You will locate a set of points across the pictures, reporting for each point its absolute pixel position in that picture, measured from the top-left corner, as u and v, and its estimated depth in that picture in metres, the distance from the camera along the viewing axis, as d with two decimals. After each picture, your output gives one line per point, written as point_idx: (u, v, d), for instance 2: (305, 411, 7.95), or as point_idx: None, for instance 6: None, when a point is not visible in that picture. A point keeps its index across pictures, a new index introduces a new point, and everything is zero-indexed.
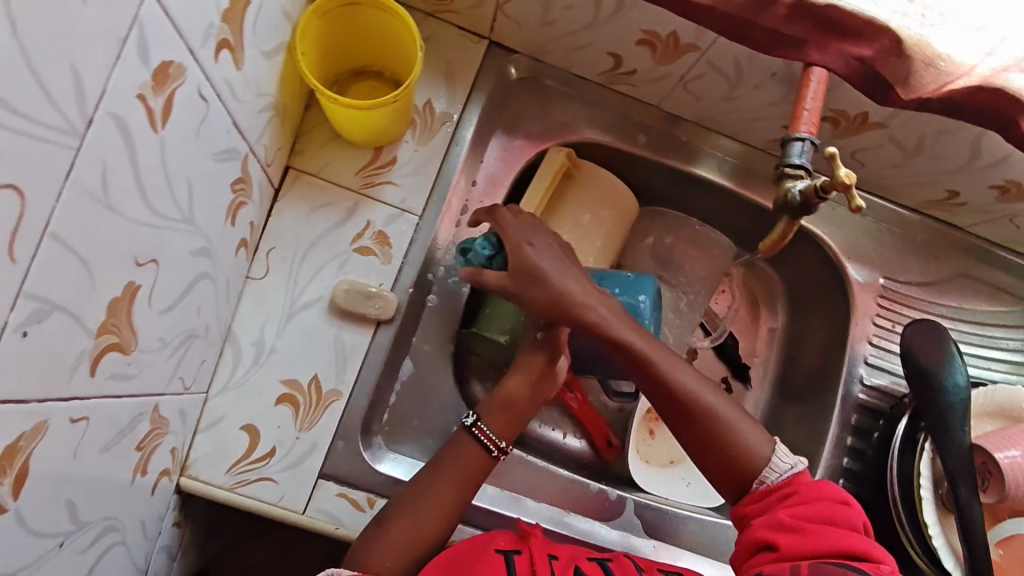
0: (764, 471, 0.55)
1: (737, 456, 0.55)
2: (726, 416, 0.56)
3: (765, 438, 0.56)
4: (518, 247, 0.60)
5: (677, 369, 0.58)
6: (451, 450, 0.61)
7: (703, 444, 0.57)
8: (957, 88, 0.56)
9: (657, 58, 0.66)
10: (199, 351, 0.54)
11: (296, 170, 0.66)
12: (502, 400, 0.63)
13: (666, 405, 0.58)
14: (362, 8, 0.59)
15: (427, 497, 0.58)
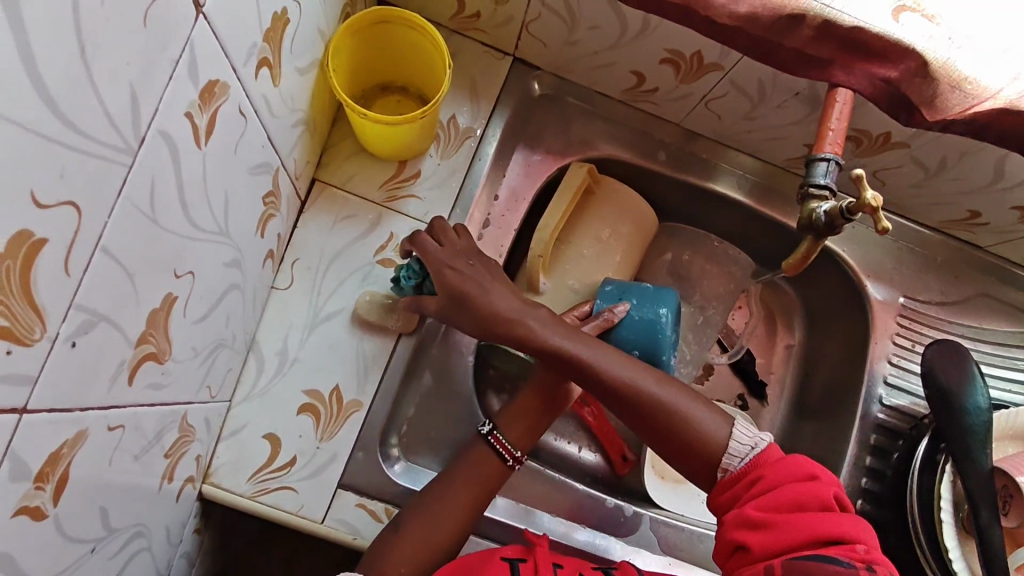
0: (724, 457, 0.54)
1: (696, 444, 0.55)
2: (677, 405, 0.56)
3: (719, 418, 0.56)
4: (437, 271, 0.60)
5: (619, 369, 0.57)
6: (467, 459, 0.61)
7: (662, 438, 0.56)
8: (982, 111, 0.56)
9: (680, 77, 0.67)
10: (226, 360, 0.55)
11: (322, 183, 0.67)
12: (519, 411, 0.64)
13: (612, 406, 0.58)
14: (393, 26, 0.60)
15: (440, 505, 0.58)
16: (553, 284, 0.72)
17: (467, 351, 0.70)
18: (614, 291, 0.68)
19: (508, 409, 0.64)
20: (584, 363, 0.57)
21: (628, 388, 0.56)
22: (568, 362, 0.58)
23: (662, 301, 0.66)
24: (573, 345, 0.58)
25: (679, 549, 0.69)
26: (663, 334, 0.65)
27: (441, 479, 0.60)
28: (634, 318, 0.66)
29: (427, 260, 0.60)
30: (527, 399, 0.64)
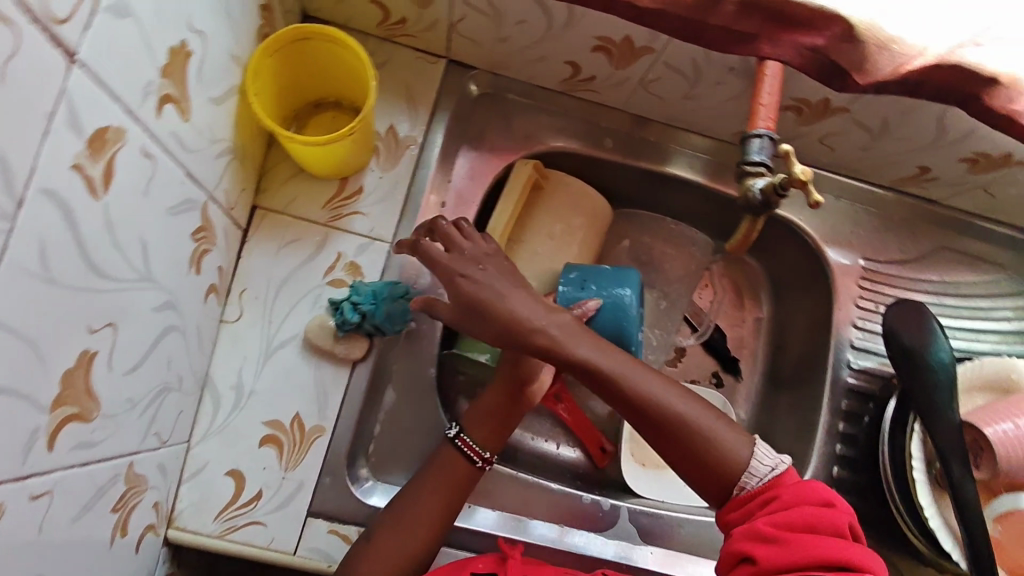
0: (743, 478, 0.51)
1: (711, 461, 0.51)
2: (696, 419, 0.52)
3: (739, 436, 0.52)
4: (449, 280, 0.55)
5: (638, 377, 0.52)
6: (435, 464, 0.60)
7: (675, 450, 0.52)
8: (913, 69, 0.55)
9: (614, 63, 0.66)
10: (175, 404, 0.55)
11: (263, 209, 0.66)
12: (485, 410, 0.63)
13: (632, 418, 0.53)
14: (313, 42, 0.58)
15: (410, 512, 0.57)
16: None
17: (427, 363, 0.69)
18: (578, 278, 0.67)
19: (473, 410, 0.64)
20: (602, 368, 0.52)
21: (648, 402, 0.51)
22: (582, 367, 0.52)
23: (626, 285, 0.66)
24: (592, 351, 0.52)
25: (658, 537, 0.71)
26: (630, 317, 0.66)
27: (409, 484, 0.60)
28: (603, 306, 0.65)
29: (433, 270, 0.56)
30: (491, 398, 0.64)
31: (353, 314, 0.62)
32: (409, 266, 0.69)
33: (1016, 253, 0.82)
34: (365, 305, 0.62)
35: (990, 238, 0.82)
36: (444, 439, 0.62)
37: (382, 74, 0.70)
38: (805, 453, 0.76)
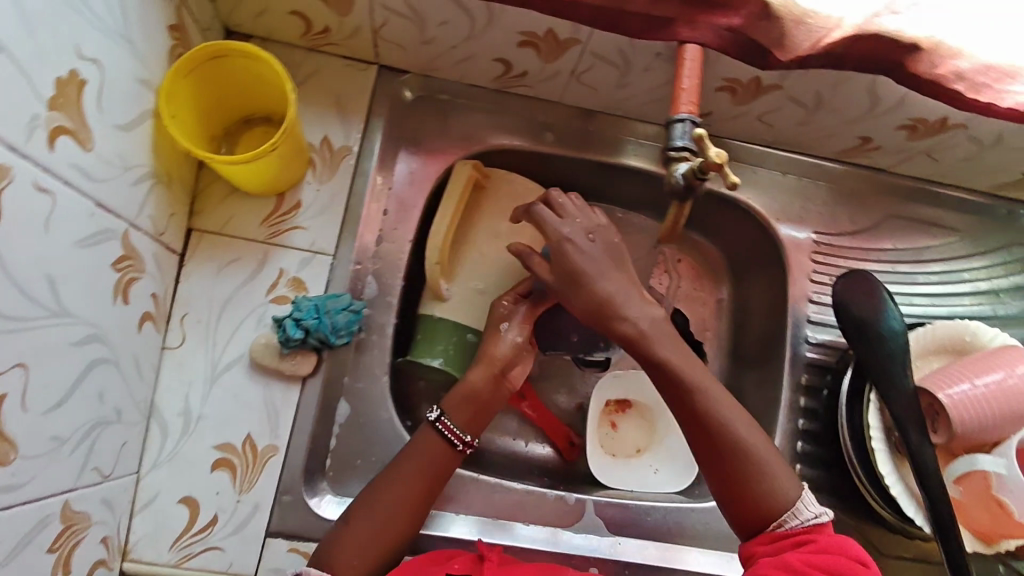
0: (785, 515, 0.54)
1: (756, 495, 0.55)
2: (754, 457, 0.56)
3: (789, 481, 0.56)
4: (557, 244, 0.61)
5: (714, 396, 0.57)
6: (416, 446, 0.61)
7: (723, 473, 0.56)
8: (832, 42, 0.55)
9: (543, 58, 0.65)
10: (117, 435, 0.55)
11: (199, 231, 0.65)
12: (467, 392, 0.64)
13: (689, 426, 0.58)
14: (229, 60, 0.57)
15: (389, 496, 0.58)
16: (457, 289, 0.71)
17: (380, 372, 0.69)
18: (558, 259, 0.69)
19: (454, 394, 0.64)
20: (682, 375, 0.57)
21: (711, 417, 0.57)
22: (662, 369, 0.58)
23: None
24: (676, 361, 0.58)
25: (626, 527, 0.71)
26: None
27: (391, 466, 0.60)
28: None
29: (544, 230, 0.62)
30: (475, 381, 0.64)
31: (295, 331, 0.62)
32: (355, 276, 0.69)
33: (965, 214, 0.83)
34: (308, 321, 0.62)
35: (938, 201, 0.82)
36: (425, 422, 0.62)
37: (312, 86, 0.69)
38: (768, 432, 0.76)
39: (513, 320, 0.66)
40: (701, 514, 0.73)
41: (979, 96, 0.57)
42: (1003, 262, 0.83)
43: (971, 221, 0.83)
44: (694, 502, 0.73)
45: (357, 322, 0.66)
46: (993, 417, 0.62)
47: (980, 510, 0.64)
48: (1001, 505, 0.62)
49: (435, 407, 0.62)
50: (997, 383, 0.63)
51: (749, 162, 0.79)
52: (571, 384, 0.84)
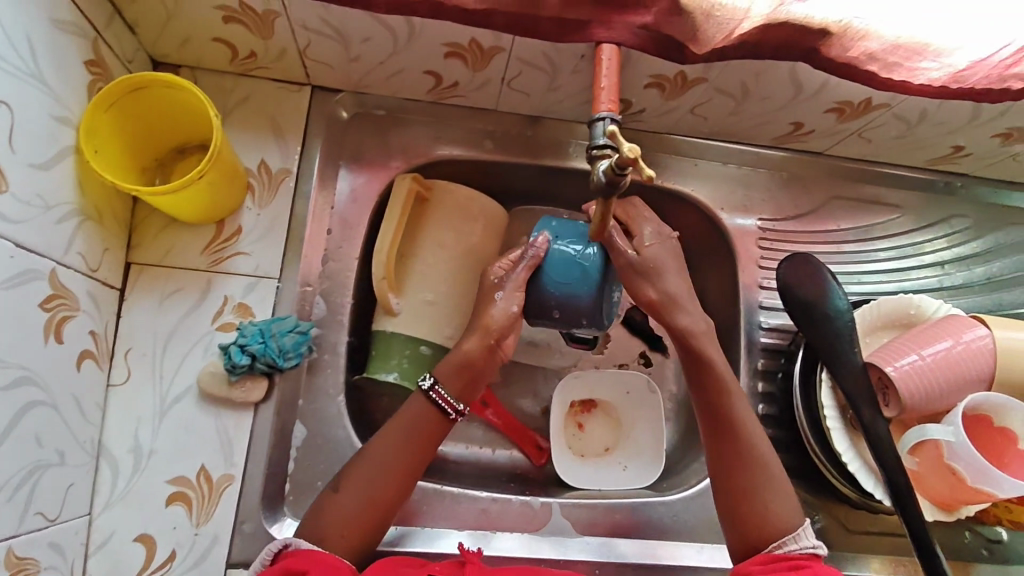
0: (785, 538, 0.57)
1: (761, 513, 0.58)
2: (768, 482, 0.60)
3: (793, 510, 0.59)
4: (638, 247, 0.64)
5: (746, 415, 0.62)
6: (410, 414, 0.61)
7: (733, 489, 0.60)
8: (741, 34, 0.57)
9: (471, 67, 0.66)
10: (62, 478, 0.55)
11: (139, 265, 0.64)
12: (457, 360, 0.63)
13: (712, 422, 0.62)
14: (150, 92, 0.57)
15: (382, 466, 0.59)
16: (408, 303, 0.71)
17: (335, 392, 0.68)
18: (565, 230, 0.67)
19: (446, 363, 0.63)
20: (718, 390, 0.63)
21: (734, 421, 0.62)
22: (696, 363, 0.63)
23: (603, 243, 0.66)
24: (715, 378, 0.63)
25: (594, 527, 0.71)
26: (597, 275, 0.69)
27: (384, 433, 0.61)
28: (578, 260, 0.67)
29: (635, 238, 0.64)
30: (469, 348, 0.63)
31: (241, 356, 0.61)
32: (302, 298, 0.68)
33: (906, 191, 0.84)
34: (253, 346, 0.62)
35: (879, 180, 0.84)
36: (417, 390, 0.62)
37: (246, 111, 0.69)
38: None
39: (505, 287, 0.64)
40: (668, 506, 0.73)
41: (892, 74, 0.60)
42: (945, 235, 0.85)
43: (912, 197, 0.85)
44: (660, 496, 0.74)
45: (306, 344, 0.66)
46: (940, 386, 0.63)
47: (936, 478, 0.64)
48: (954, 472, 0.62)
49: (429, 376, 0.62)
50: (942, 353, 0.64)
51: (690, 155, 0.80)
52: (535, 389, 0.84)
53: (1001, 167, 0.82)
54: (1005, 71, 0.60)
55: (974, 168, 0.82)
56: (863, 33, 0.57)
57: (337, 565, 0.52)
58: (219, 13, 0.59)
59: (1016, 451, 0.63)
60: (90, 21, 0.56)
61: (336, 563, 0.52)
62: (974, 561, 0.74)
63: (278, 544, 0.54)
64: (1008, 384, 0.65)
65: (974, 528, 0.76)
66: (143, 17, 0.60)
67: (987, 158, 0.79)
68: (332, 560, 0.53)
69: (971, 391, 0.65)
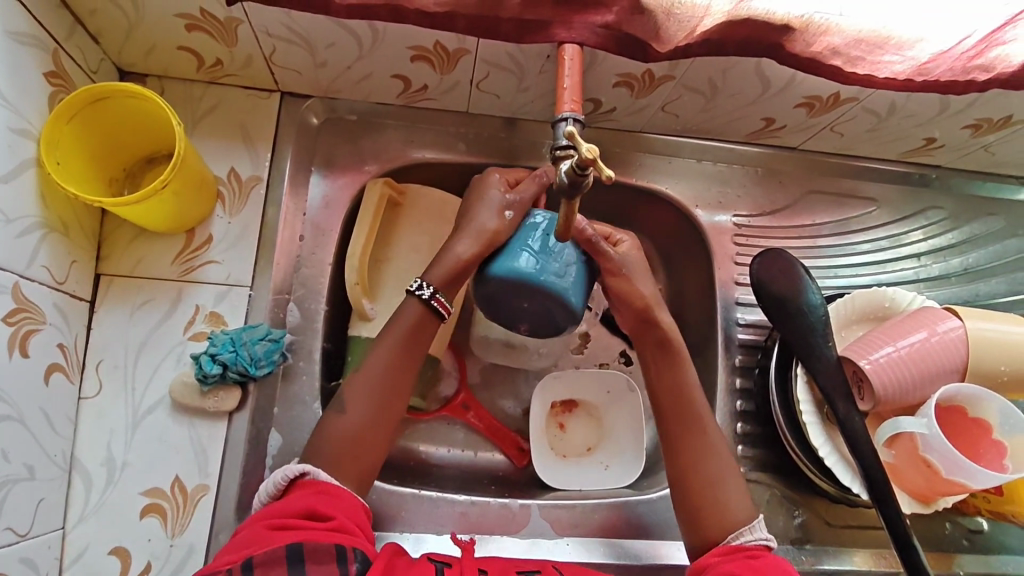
0: (742, 529, 0.57)
1: (719, 506, 0.59)
2: (724, 475, 0.60)
3: (745, 504, 0.59)
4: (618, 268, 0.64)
5: (702, 408, 0.63)
6: (409, 324, 0.62)
7: (691, 483, 0.60)
8: (704, 29, 0.58)
9: (438, 69, 0.66)
10: (32, 492, 0.54)
11: (108, 276, 0.64)
12: (453, 266, 0.61)
13: (665, 406, 0.64)
14: (115, 101, 0.57)
15: (382, 382, 0.60)
16: (382, 307, 0.71)
17: (311, 400, 0.68)
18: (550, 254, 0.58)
19: (438, 266, 0.62)
20: (672, 385, 0.64)
21: (686, 408, 0.63)
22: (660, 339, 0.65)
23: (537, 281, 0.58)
24: (668, 375, 0.65)
25: (575, 528, 0.71)
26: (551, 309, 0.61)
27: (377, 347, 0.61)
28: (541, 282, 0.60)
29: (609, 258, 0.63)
30: (465, 253, 0.61)
31: (212, 366, 0.61)
32: (275, 305, 0.68)
33: (882, 183, 0.84)
34: (223, 355, 0.62)
35: (854, 174, 0.84)
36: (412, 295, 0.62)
37: (214, 118, 0.69)
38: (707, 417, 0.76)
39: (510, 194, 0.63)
40: (648, 506, 0.73)
41: (856, 68, 0.61)
42: (922, 227, 0.85)
43: (888, 189, 0.85)
44: (640, 496, 0.73)
45: (278, 351, 0.66)
46: (913, 378, 0.63)
47: (912, 470, 0.64)
48: (929, 464, 0.62)
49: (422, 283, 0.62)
50: (916, 344, 0.64)
51: (664, 153, 0.79)
52: (516, 390, 0.84)
53: (974, 158, 0.82)
54: (968, 62, 0.60)
55: (949, 159, 0.82)
56: (824, 28, 0.57)
57: (352, 501, 0.53)
58: (181, 21, 0.59)
59: (991, 443, 0.63)
60: (50, 33, 0.56)
61: (352, 502, 0.53)
62: (955, 552, 0.75)
63: (294, 471, 0.53)
64: (984, 375, 0.65)
65: (954, 519, 0.76)
66: (105, 27, 0.60)
67: (961, 149, 0.79)
68: (346, 494, 0.53)
69: (945, 381, 0.65)
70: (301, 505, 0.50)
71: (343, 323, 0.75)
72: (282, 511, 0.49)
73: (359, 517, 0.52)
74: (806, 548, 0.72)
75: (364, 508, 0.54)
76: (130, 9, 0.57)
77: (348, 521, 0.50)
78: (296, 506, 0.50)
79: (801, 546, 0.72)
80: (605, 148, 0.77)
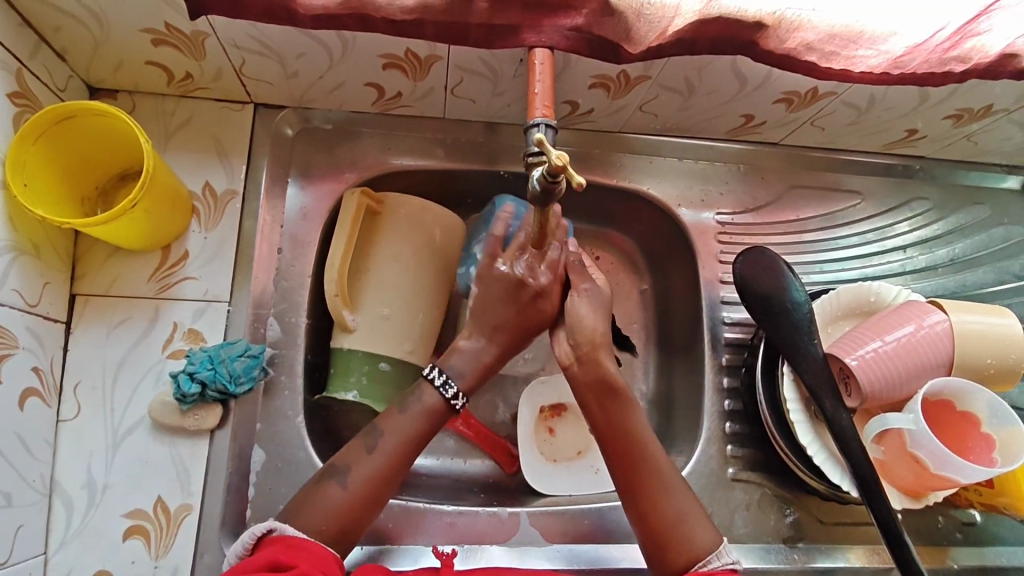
0: (709, 557, 0.56)
1: (684, 542, 0.57)
2: (687, 510, 0.58)
3: (709, 530, 0.58)
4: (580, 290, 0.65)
5: (647, 439, 0.62)
6: (424, 410, 0.62)
7: (653, 526, 0.58)
8: (675, 29, 0.57)
9: (411, 76, 0.65)
10: (9, 519, 0.54)
11: (84, 296, 0.63)
12: (478, 371, 0.65)
13: (612, 446, 0.62)
14: (80, 117, 0.57)
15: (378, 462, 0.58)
16: (363, 318, 0.70)
17: (294, 413, 0.67)
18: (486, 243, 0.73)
19: (462, 364, 0.64)
20: (620, 434, 0.62)
21: (634, 443, 0.61)
22: (609, 389, 0.63)
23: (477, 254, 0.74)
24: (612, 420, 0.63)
25: (565, 535, 0.70)
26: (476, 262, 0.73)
27: (388, 427, 0.60)
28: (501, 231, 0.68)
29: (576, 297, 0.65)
30: (488, 360, 0.65)
31: (190, 385, 0.60)
32: (254, 320, 0.67)
33: (866, 175, 0.84)
34: (202, 373, 0.61)
35: (837, 167, 0.83)
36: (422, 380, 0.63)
37: (187, 133, 0.68)
38: (696, 417, 0.76)
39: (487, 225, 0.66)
40: None
41: (831, 63, 0.61)
42: (907, 218, 0.84)
43: (872, 182, 0.84)
44: None
45: (258, 367, 0.65)
46: (901, 373, 0.63)
47: (901, 467, 0.64)
48: (917, 460, 0.62)
49: (457, 389, 0.63)
50: (903, 338, 0.63)
51: (645, 153, 0.79)
52: (505, 395, 0.83)
53: (957, 147, 0.81)
54: (944, 54, 0.60)
55: (931, 149, 0.82)
56: (797, 24, 0.57)
57: (319, 552, 0.51)
58: (147, 36, 0.58)
59: (980, 436, 0.63)
60: (13, 54, 0.55)
61: (320, 552, 0.51)
62: (948, 545, 0.74)
63: (261, 529, 0.52)
64: (971, 368, 0.64)
65: (947, 512, 0.76)
66: (70, 45, 0.59)
67: (944, 139, 0.79)
68: (311, 546, 0.52)
69: (932, 376, 0.64)
70: (263, 558, 0.48)
71: (325, 334, 0.75)
72: (242, 566, 0.47)
73: (327, 566, 0.51)
74: (798, 546, 0.71)
75: (335, 558, 0.53)
76: (94, 26, 0.57)
77: (312, 568, 0.49)
78: (257, 561, 0.48)
79: (794, 545, 0.71)
80: (585, 150, 0.77)
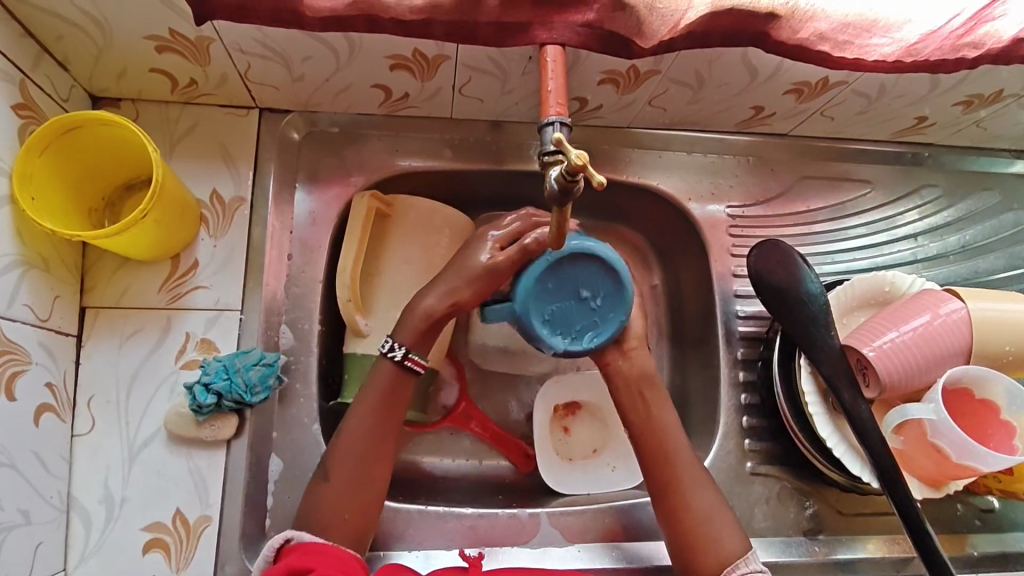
0: (736, 561, 0.56)
1: (711, 543, 0.57)
2: (712, 513, 0.58)
3: (735, 533, 0.58)
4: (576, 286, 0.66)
5: (674, 441, 0.62)
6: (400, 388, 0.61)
7: (681, 525, 0.58)
8: (687, 22, 0.57)
9: (419, 77, 0.64)
10: (28, 537, 0.53)
11: (95, 308, 0.63)
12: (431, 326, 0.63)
13: (646, 443, 0.63)
14: (88, 128, 0.56)
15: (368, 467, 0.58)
16: (376, 323, 0.69)
17: (310, 420, 0.67)
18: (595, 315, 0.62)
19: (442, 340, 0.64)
20: (655, 430, 0.63)
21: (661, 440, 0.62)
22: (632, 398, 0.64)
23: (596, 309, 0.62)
24: (648, 419, 0.63)
25: (585, 535, 0.70)
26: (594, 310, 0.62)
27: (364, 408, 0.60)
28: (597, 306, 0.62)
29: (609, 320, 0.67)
30: None
31: (206, 396, 0.60)
32: (267, 327, 0.66)
33: (876, 165, 0.83)
34: (217, 384, 0.61)
35: (847, 157, 0.82)
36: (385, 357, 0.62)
37: (193, 140, 0.67)
38: (712, 412, 0.75)
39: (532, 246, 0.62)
40: None
41: (845, 53, 0.60)
42: (917, 206, 0.84)
43: (882, 170, 0.83)
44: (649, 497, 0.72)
45: (272, 375, 0.64)
46: (919, 362, 0.63)
47: (922, 457, 0.63)
48: (939, 450, 0.61)
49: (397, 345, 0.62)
50: (920, 328, 0.63)
51: (653, 147, 0.78)
52: (518, 395, 0.83)
53: (967, 134, 0.81)
54: (958, 41, 0.60)
55: (941, 136, 0.81)
56: (810, 13, 0.57)
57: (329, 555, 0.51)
58: (151, 43, 0.57)
59: (1000, 423, 0.63)
60: (15, 64, 0.54)
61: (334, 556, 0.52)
62: (967, 532, 0.74)
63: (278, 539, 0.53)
64: (989, 356, 0.64)
65: (965, 499, 0.76)
66: (72, 54, 0.58)
67: (954, 125, 0.78)
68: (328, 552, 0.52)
69: (951, 365, 0.64)
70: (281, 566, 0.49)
71: (337, 338, 0.74)
72: None
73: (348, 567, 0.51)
74: (819, 538, 0.71)
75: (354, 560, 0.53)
76: (97, 33, 0.56)
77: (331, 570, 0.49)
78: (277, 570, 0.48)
79: (815, 537, 0.71)
80: (593, 146, 0.76)
